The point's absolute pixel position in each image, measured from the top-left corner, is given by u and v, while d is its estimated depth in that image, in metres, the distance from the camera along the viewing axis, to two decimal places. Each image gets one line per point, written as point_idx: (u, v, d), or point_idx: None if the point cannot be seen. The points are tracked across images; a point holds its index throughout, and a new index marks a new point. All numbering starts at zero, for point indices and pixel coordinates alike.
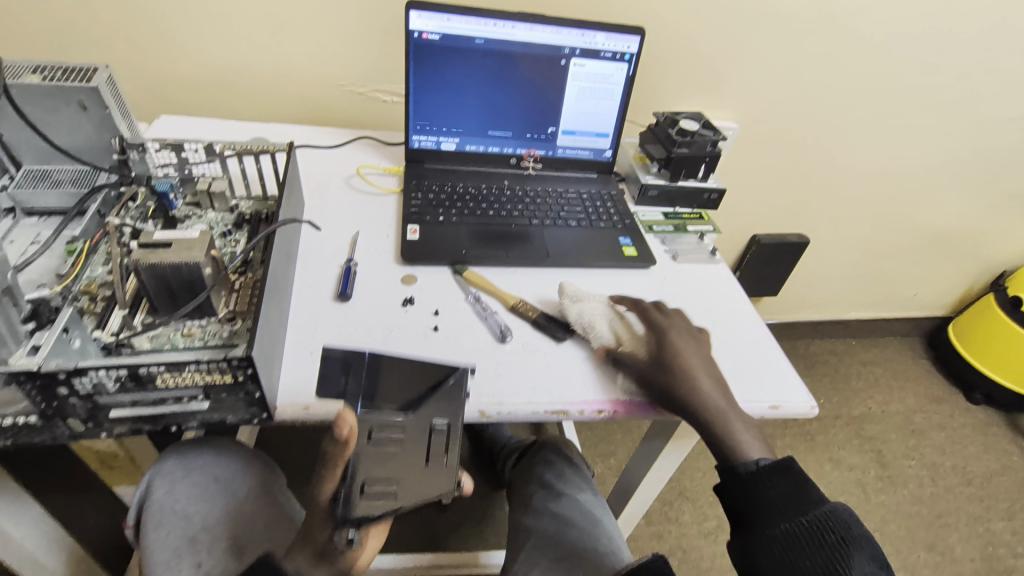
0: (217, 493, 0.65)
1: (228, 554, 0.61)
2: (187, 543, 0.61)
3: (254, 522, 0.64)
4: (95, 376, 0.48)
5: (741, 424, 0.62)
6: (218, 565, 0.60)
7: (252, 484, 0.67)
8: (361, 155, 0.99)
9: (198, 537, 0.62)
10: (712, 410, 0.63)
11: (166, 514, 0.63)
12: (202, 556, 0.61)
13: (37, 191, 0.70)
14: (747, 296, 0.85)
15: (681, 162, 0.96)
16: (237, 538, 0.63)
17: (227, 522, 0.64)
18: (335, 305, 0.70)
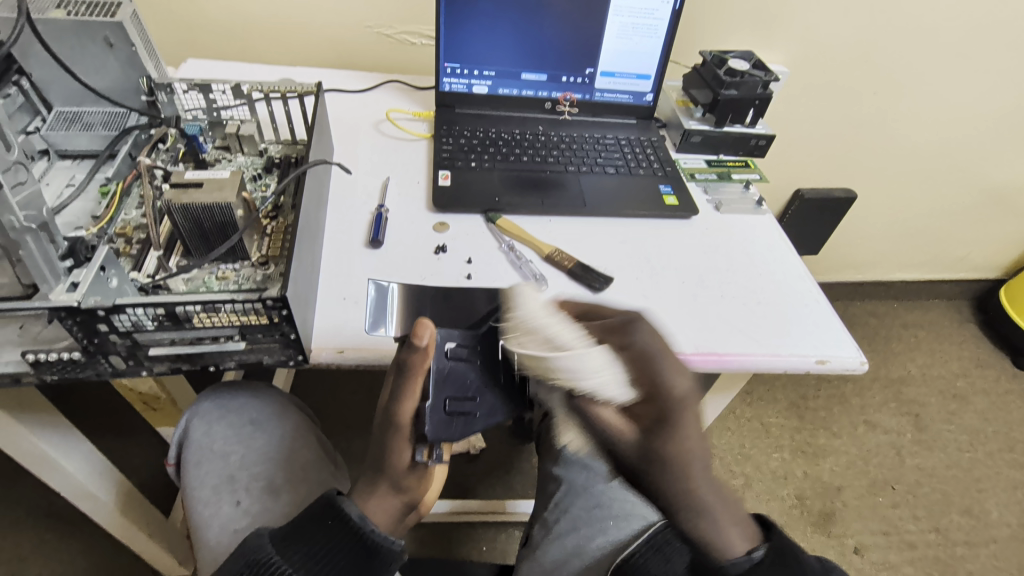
0: (253, 435, 0.66)
1: (266, 493, 0.62)
2: (226, 481, 0.62)
3: (290, 464, 0.65)
4: (133, 314, 0.48)
5: (719, 509, 0.47)
6: (257, 503, 0.61)
7: (287, 427, 0.68)
8: (390, 99, 0.95)
9: (237, 476, 0.63)
10: (683, 489, 0.47)
11: (206, 453, 0.64)
12: (241, 493, 0.62)
13: (68, 133, 0.69)
14: (794, 248, 0.80)
15: (727, 106, 0.89)
16: (274, 479, 0.63)
17: (264, 462, 0.64)
18: (367, 251, 0.69)
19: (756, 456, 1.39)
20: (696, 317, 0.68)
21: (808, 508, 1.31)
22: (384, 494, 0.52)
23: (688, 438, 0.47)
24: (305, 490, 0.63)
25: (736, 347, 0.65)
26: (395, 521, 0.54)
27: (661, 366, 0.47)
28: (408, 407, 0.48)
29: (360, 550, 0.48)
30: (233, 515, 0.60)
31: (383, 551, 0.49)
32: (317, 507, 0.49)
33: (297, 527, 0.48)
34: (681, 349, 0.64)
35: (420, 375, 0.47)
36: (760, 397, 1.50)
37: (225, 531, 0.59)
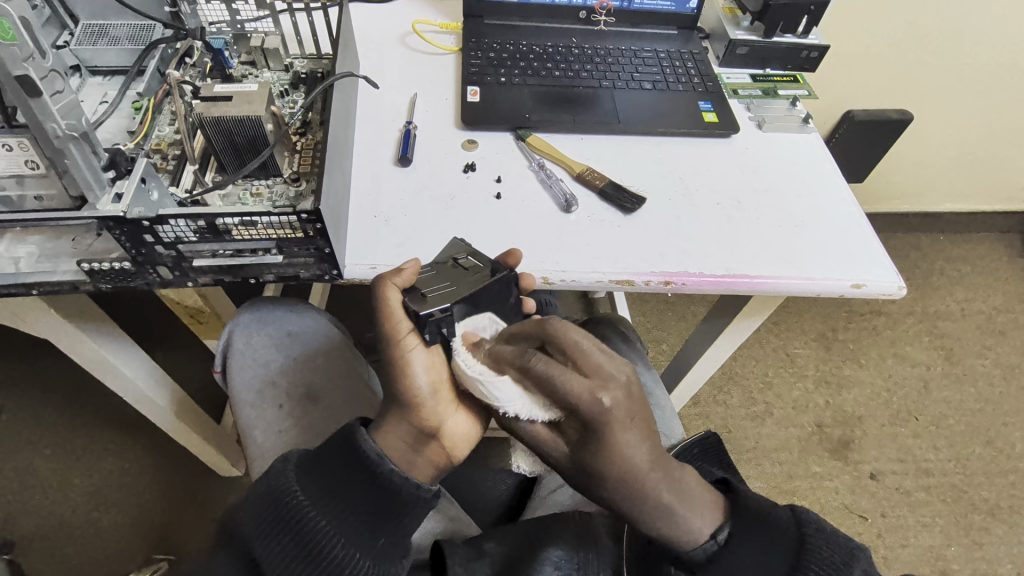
0: (291, 347, 0.69)
1: (304, 400, 0.67)
2: (267, 388, 0.67)
3: (326, 373, 0.69)
4: (176, 226, 0.49)
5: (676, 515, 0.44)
6: (297, 407, 0.66)
7: (324, 339, 0.70)
8: (415, 10, 0.90)
9: (276, 383, 0.67)
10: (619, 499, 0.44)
11: (247, 360, 0.68)
12: (282, 398, 0.67)
13: (96, 47, 0.68)
14: (839, 169, 0.76)
15: (779, 12, 0.82)
16: (310, 387, 0.68)
17: (301, 372, 0.68)
18: (396, 169, 0.69)
19: (778, 385, 1.40)
20: (728, 239, 0.66)
21: (827, 436, 1.33)
22: (394, 421, 0.49)
23: (618, 451, 0.42)
24: (340, 398, 0.68)
25: (768, 270, 0.64)
26: (410, 453, 0.49)
27: (566, 383, 0.40)
28: (394, 321, 0.48)
29: (377, 488, 0.47)
30: (275, 417, 0.66)
31: (405, 491, 0.48)
32: (339, 437, 0.50)
33: (320, 458, 0.49)
34: (711, 271, 0.63)
35: (393, 285, 0.49)
36: (788, 327, 1.49)
37: (269, 432, 0.65)
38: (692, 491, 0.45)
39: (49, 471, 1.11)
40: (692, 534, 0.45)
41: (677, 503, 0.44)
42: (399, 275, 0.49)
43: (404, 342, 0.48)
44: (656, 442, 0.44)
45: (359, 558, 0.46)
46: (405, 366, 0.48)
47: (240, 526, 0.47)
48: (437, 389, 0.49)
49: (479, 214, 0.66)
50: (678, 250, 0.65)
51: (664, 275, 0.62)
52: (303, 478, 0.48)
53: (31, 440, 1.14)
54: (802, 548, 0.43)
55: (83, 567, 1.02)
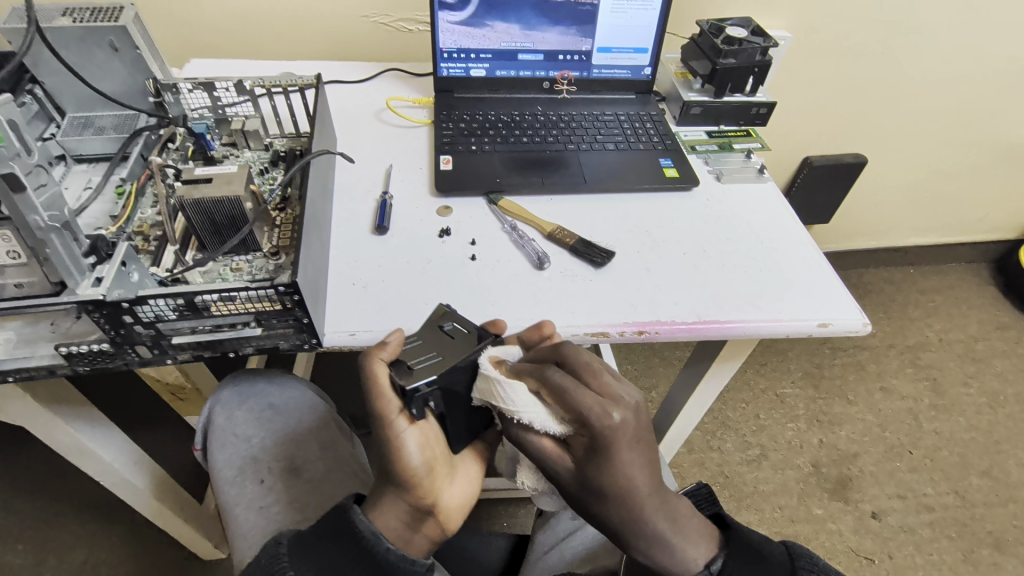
0: (273, 419, 0.69)
1: (286, 473, 0.65)
2: (248, 463, 0.66)
3: (308, 444, 0.68)
4: (155, 306, 0.50)
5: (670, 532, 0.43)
6: (279, 481, 0.65)
7: (306, 410, 0.71)
8: (389, 88, 0.96)
9: (259, 457, 0.66)
10: (622, 515, 0.44)
11: (229, 436, 0.68)
12: (264, 472, 0.65)
13: (83, 137, 0.71)
14: (795, 214, 0.80)
15: (726, 75, 0.89)
16: (293, 459, 0.66)
17: (283, 444, 0.67)
18: (373, 238, 0.71)
19: (770, 426, 1.39)
20: (695, 286, 0.69)
21: (825, 476, 1.32)
22: (391, 501, 0.48)
23: (620, 466, 0.42)
24: (322, 468, 0.66)
25: (736, 314, 0.66)
26: (406, 531, 0.48)
27: (578, 395, 0.42)
28: (385, 399, 0.47)
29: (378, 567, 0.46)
30: (256, 493, 0.64)
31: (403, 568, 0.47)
32: (331, 518, 0.48)
33: (314, 539, 0.47)
34: (682, 318, 0.65)
35: (379, 359, 0.49)
36: (774, 367, 1.51)
37: (250, 509, 0.63)
38: (687, 519, 0.45)
39: (19, 566, 1.05)
40: (685, 564, 0.43)
41: (673, 531, 0.43)
42: (384, 349, 0.51)
43: (395, 421, 0.48)
44: (655, 467, 0.44)
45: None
46: (398, 443, 0.48)
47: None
48: (430, 465, 0.49)
49: (456, 277, 0.68)
50: (650, 301, 0.67)
51: (636, 325, 0.64)
52: (297, 562, 0.46)
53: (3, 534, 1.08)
54: None
55: None
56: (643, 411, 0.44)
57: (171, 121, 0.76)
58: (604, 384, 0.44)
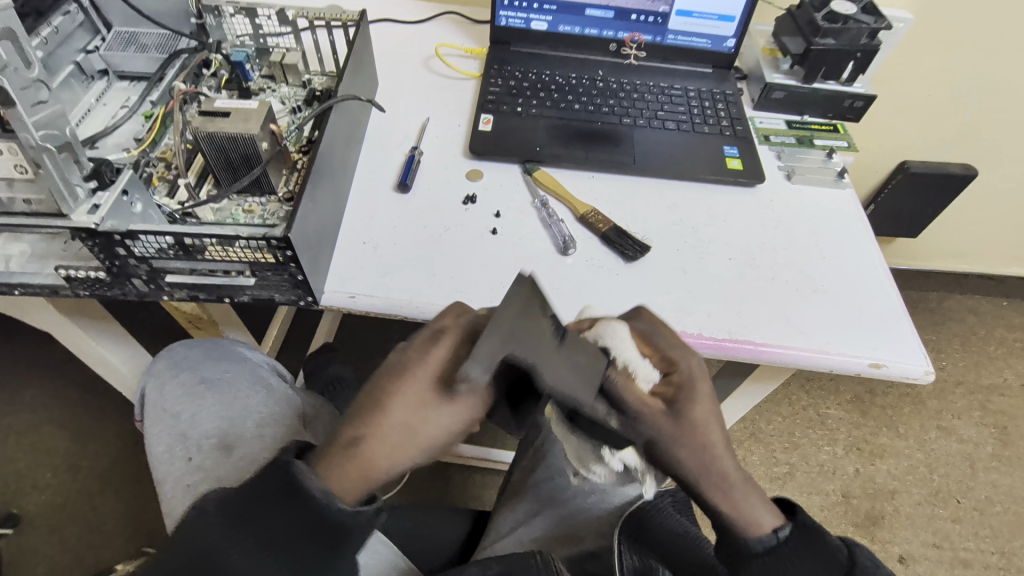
0: (204, 394, 0.64)
1: (217, 449, 0.59)
2: (177, 439, 0.61)
3: (242, 416, 0.62)
4: (149, 242, 0.49)
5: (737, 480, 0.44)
6: (207, 458, 0.59)
7: (244, 385, 0.65)
8: (444, 33, 0.90)
9: (188, 434, 0.61)
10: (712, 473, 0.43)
11: (159, 411, 0.63)
12: (192, 449, 0.60)
13: (125, 53, 0.70)
14: (871, 229, 0.70)
15: (821, 57, 0.77)
16: (224, 433, 0.61)
17: (214, 416, 0.62)
18: (395, 195, 0.67)
19: (804, 445, 1.30)
20: (734, 299, 0.61)
21: (853, 508, 1.23)
22: (353, 451, 0.39)
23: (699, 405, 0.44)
24: (257, 445, 0.60)
25: (775, 337, 0.58)
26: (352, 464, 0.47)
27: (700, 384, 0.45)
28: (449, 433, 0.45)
29: (327, 535, 0.38)
30: (184, 471, 0.59)
31: (350, 534, 0.39)
32: (275, 474, 0.39)
33: (254, 502, 0.38)
34: (711, 333, 0.58)
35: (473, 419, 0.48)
36: (821, 385, 1.39)
37: (179, 486, 0.58)
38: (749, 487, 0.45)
39: (59, 450, 1.14)
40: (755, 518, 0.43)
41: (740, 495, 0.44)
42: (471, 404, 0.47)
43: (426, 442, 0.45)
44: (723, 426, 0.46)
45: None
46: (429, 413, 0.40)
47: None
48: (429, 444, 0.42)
49: (472, 250, 0.63)
50: (678, 307, 0.60)
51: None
52: (229, 530, 0.37)
53: (50, 419, 1.17)
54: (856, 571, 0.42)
55: (80, 553, 1.04)
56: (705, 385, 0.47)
57: (209, 45, 0.72)
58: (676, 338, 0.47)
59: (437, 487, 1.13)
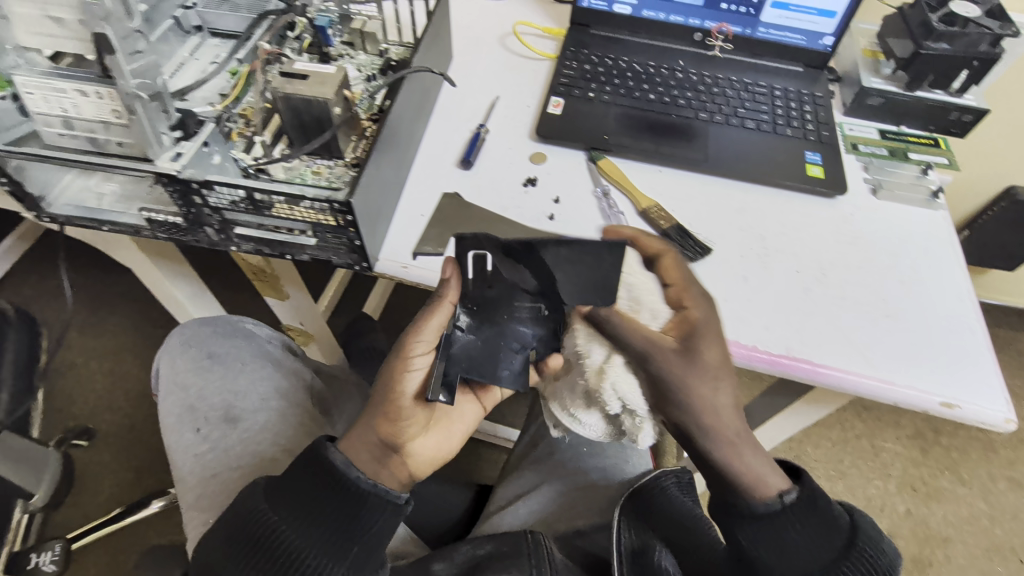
0: (210, 370, 0.64)
1: (224, 421, 0.61)
2: (185, 411, 0.62)
3: (250, 391, 0.63)
4: (223, 194, 0.52)
5: (746, 444, 0.47)
6: (214, 430, 0.60)
7: (248, 361, 0.65)
8: (524, 11, 0.88)
9: (196, 406, 0.62)
10: (717, 433, 0.46)
11: (171, 384, 0.63)
12: (200, 420, 0.61)
13: (220, 11, 0.73)
14: (962, 257, 0.64)
15: (929, 63, 0.71)
16: (232, 407, 0.62)
17: (223, 390, 0.63)
18: (457, 171, 0.67)
19: (852, 476, 1.23)
20: (795, 315, 0.58)
21: (899, 549, 1.15)
22: (363, 425, 0.48)
23: (716, 368, 0.47)
24: (262, 420, 0.61)
25: (836, 360, 0.55)
26: (384, 462, 0.48)
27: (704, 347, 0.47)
28: (414, 361, 0.46)
29: (351, 499, 0.46)
30: (191, 442, 0.60)
31: (370, 498, 0.46)
32: (307, 452, 0.48)
33: (285, 479, 0.48)
34: (766, 346, 0.55)
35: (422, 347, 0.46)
36: (880, 416, 1.30)
37: (186, 455, 0.59)
38: (764, 455, 0.47)
39: (131, 377, 1.24)
40: (764, 479, 0.46)
41: (748, 456, 0.46)
42: (427, 329, 0.46)
43: (410, 386, 0.47)
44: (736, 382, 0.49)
45: (331, 568, 0.45)
46: (402, 375, 0.46)
47: (213, 572, 0.46)
48: (420, 409, 0.48)
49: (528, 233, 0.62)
50: (733, 316, 0.57)
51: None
52: (271, 499, 0.47)
53: (126, 348, 1.28)
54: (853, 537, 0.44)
55: (139, 472, 1.13)
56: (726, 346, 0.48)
57: (296, 9, 0.74)
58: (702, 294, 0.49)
59: (465, 461, 1.15)
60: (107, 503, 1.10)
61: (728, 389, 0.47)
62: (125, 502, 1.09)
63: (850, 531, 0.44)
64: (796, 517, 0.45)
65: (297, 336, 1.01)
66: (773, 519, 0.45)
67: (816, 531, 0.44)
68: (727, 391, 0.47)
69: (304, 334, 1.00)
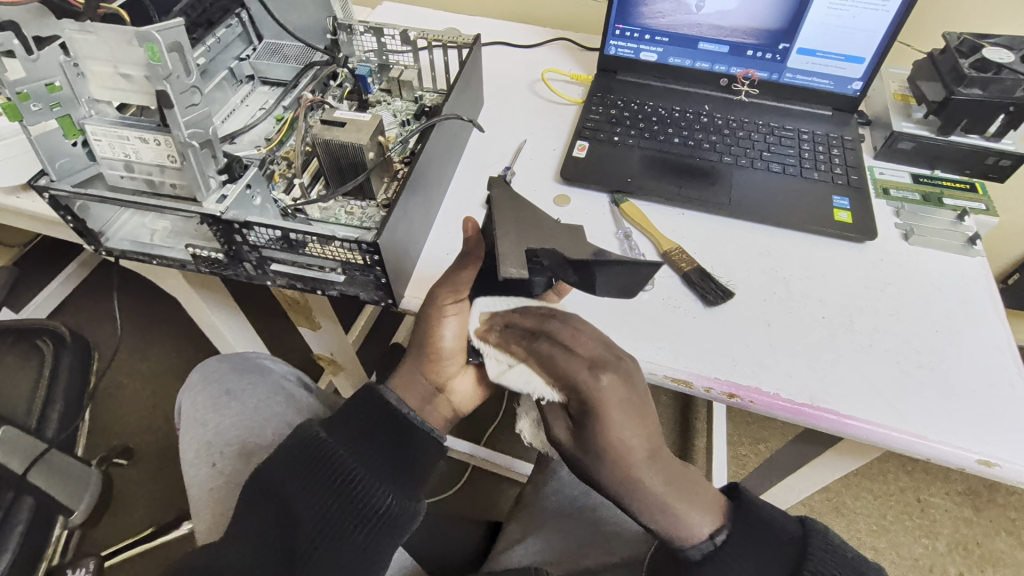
0: (229, 406, 0.63)
1: (240, 457, 0.59)
2: (203, 446, 0.60)
3: (265, 428, 0.61)
4: (261, 233, 0.55)
5: (660, 485, 0.42)
6: (230, 464, 0.58)
7: (266, 395, 0.64)
8: (553, 58, 0.92)
9: (213, 442, 0.60)
10: (620, 480, 0.43)
11: (191, 421, 0.62)
12: (216, 455, 0.59)
13: (270, 62, 0.79)
14: (1002, 306, 0.62)
15: (962, 109, 0.69)
16: (247, 443, 0.59)
17: (240, 425, 0.61)
18: (483, 212, 0.70)
19: (897, 533, 1.15)
20: (820, 363, 0.56)
21: None
22: (408, 367, 0.52)
23: (611, 430, 0.42)
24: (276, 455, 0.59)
25: (864, 412, 0.53)
26: (426, 403, 0.52)
27: (565, 363, 0.44)
28: (446, 308, 0.50)
29: (400, 433, 0.49)
30: (207, 476, 0.58)
31: (416, 429, 0.49)
32: (361, 390, 0.51)
33: (342, 412, 0.50)
34: (789, 395, 0.54)
35: (450, 294, 0.50)
36: (926, 469, 1.23)
37: (203, 491, 0.57)
38: (694, 486, 0.43)
39: (171, 399, 1.30)
40: (690, 533, 0.42)
41: (672, 499, 0.42)
42: (457, 280, 0.49)
43: (445, 332, 0.50)
44: (655, 430, 0.44)
45: (385, 491, 0.46)
46: (439, 322, 0.50)
47: (269, 498, 0.46)
48: (460, 353, 0.51)
49: None
50: (755, 362, 0.56)
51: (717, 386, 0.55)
52: (329, 430, 0.48)
53: (168, 371, 1.34)
54: (805, 552, 0.41)
55: (172, 493, 1.17)
56: (631, 375, 0.44)
57: (339, 60, 0.80)
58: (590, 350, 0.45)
59: (486, 497, 1.14)
60: (140, 522, 1.13)
61: (626, 428, 0.42)
62: (157, 522, 1.13)
63: (799, 548, 0.42)
64: (732, 554, 0.41)
65: (328, 365, 1.03)
66: (710, 568, 0.41)
67: (756, 553, 0.41)
68: (624, 432, 0.42)
69: (333, 364, 1.03)
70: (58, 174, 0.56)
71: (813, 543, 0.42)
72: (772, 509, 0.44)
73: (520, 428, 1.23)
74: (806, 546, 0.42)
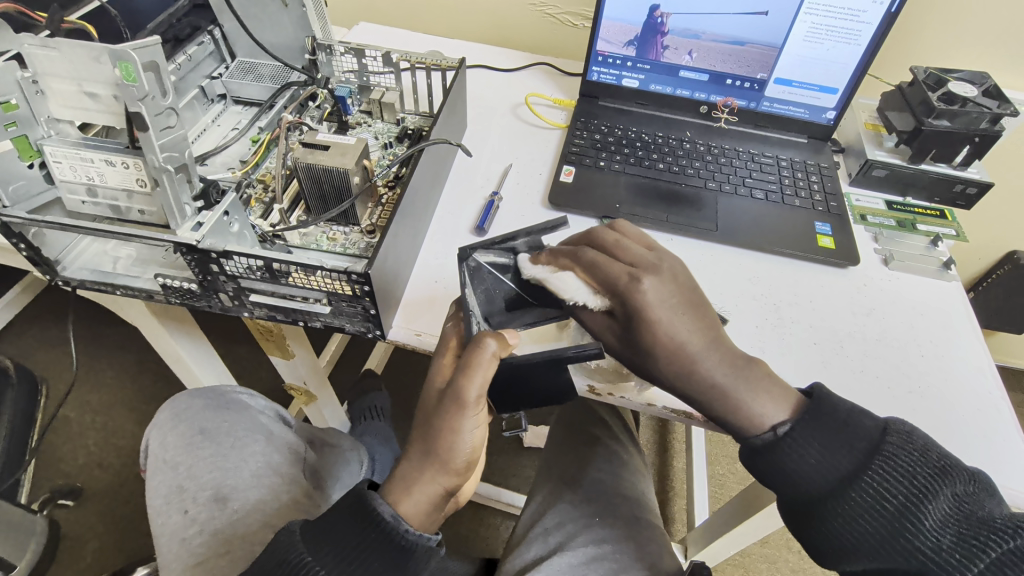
0: (202, 446, 0.58)
1: (213, 502, 0.54)
2: (174, 490, 0.54)
3: (241, 470, 0.57)
4: (239, 263, 0.51)
5: (725, 371, 0.46)
6: (203, 511, 0.53)
7: (243, 433, 0.61)
8: (534, 83, 0.92)
9: (185, 487, 0.55)
10: (688, 362, 0.46)
11: (160, 462, 0.57)
12: (188, 502, 0.53)
13: (243, 81, 0.76)
14: (979, 326, 0.64)
15: (931, 140, 0.72)
16: (223, 487, 0.55)
17: (215, 467, 0.56)
18: (470, 237, 0.68)
19: None
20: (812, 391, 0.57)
21: None
22: (426, 480, 0.46)
23: (662, 329, 0.46)
24: (255, 499, 0.55)
25: None
26: (432, 509, 0.47)
27: (609, 268, 0.48)
28: (471, 396, 0.44)
29: (392, 552, 0.43)
30: (179, 525, 0.52)
31: (417, 549, 0.44)
32: (347, 500, 0.45)
33: (330, 524, 0.43)
34: None
35: (473, 385, 0.44)
36: None
37: (174, 540, 0.52)
38: (755, 376, 0.46)
39: (127, 433, 1.21)
40: (753, 413, 0.45)
41: (740, 386, 0.46)
42: (478, 377, 0.44)
43: (460, 433, 0.45)
44: (709, 325, 0.47)
45: None
46: (458, 423, 0.45)
47: None
48: (476, 451, 0.47)
49: None
50: None
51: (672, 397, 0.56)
52: (315, 548, 0.42)
53: (124, 402, 1.25)
54: (877, 449, 0.43)
55: (127, 535, 1.08)
56: (680, 271, 0.49)
57: (318, 81, 0.78)
58: (634, 258, 0.49)
59: (467, 528, 1.10)
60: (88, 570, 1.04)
61: (680, 319, 0.46)
62: (108, 568, 1.04)
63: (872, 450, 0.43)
64: (799, 442, 0.44)
65: (300, 395, 0.98)
66: (768, 452, 0.45)
67: (821, 446, 0.44)
68: (680, 321, 0.46)
69: (307, 394, 0.98)
70: (12, 198, 0.51)
71: (890, 444, 0.43)
72: (848, 407, 0.45)
73: (501, 454, 1.20)
74: (882, 443, 0.43)
